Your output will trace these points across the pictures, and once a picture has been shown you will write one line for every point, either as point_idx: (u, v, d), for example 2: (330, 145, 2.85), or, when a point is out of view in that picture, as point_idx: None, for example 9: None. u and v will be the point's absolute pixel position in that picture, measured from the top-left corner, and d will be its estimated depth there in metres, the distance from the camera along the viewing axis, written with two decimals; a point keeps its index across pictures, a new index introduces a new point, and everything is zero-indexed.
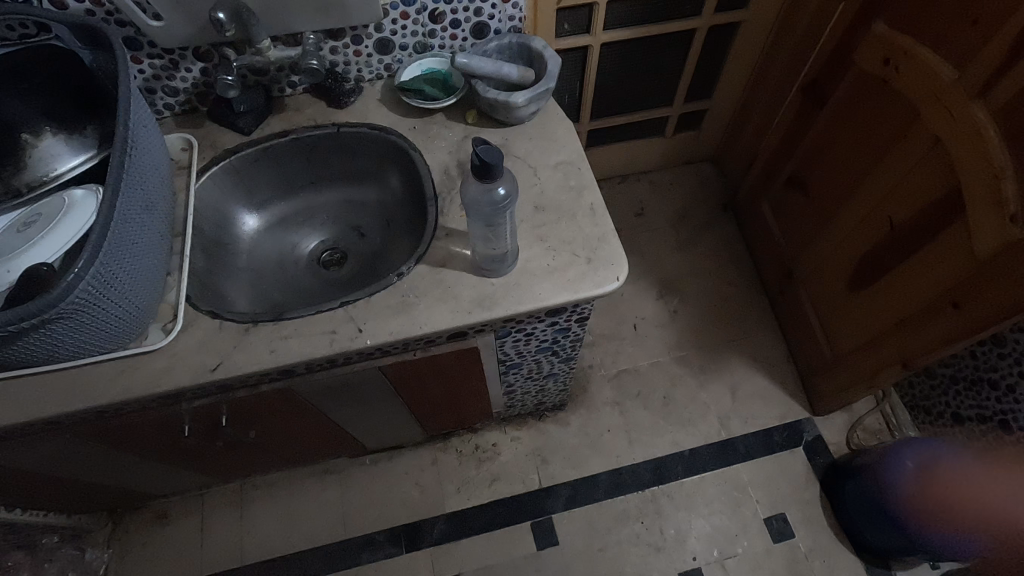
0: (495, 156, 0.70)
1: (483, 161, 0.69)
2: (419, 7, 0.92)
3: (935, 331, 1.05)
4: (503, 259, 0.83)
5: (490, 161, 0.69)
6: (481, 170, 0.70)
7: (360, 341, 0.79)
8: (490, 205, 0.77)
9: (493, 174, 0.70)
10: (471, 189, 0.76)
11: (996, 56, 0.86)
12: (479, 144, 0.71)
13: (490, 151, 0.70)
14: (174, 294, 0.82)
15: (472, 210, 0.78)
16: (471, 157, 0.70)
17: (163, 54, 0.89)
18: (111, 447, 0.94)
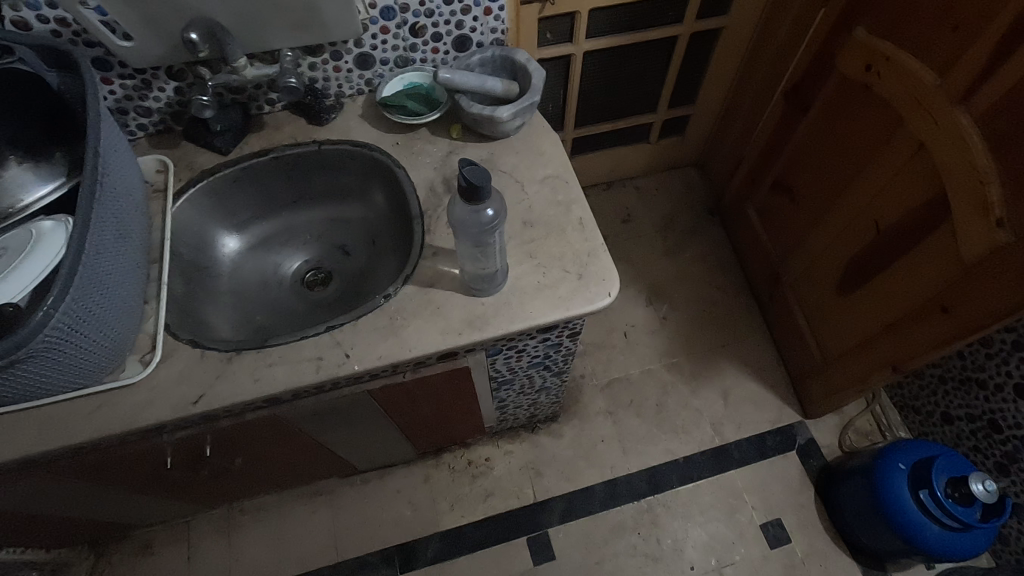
0: (482, 178, 0.68)
1: (470, 183, 0.67)
2: (399, 21, 0.90)
3: (923, 336, 1.05)
4: (492, 277, 0.80)
5: (478, 184, 0.67)
6: (469, 193, 0.68)
7: (347, 367, 0.77)
8: (479, 227, 0.75)
9: (481, 196, 0.69)
10: (459, 211, 0.75)
11: (978, 62, 0.86)
12: (466, 165, 0.69)
13: (477, 172, 0.68)
14: (152, 323, 0.79)
15: (462, 232, 0.76)
16: (458, 180, 0.68)
17: (134, 74, 0.86)
18: (91, 481, 0.90)
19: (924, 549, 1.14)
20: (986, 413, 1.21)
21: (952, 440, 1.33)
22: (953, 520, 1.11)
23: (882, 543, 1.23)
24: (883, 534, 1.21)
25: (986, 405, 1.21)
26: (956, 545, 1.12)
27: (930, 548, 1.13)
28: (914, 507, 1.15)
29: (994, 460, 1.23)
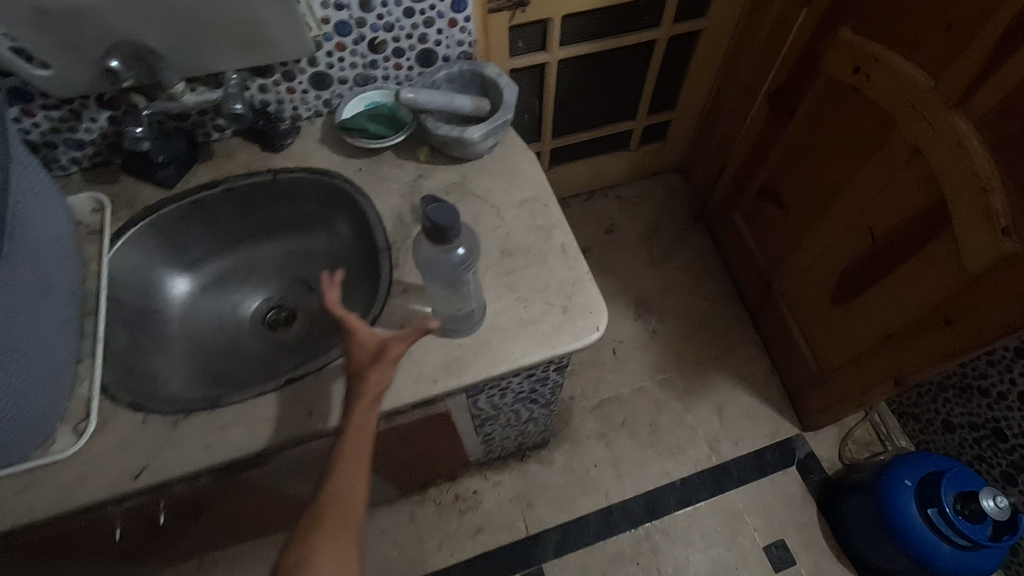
0: (448, 218, 0.60)
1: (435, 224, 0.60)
2: (356, 37, 0.82)
3: (926, 349, 1.00)
4: (469, 317, 0.73)
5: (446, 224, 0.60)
6: (436, 235, 0.61)
7: (310, 426, 0.69)
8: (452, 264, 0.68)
9: (449, 237, 0.61)
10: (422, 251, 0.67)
11: (975, 63, 0.81)
12: (431, 202, 0.61)
13: (442, 211, 0.60)
14: (87, 385, 0.70)
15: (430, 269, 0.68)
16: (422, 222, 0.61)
17: (61, 105, 0.78)
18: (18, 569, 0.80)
19: (935, 570, 1.09)
20: (990, 422, 1.17)
21: (954, 448, 1.29)
22: (964, 539, 1.06)
23: (890, 562, 1.18)
24: (892, 554, 1.16)
25: (990, 414, 1.17)
26: (968, 565, 1.07)
27: (941, 569, 1.08)
28: (924, 526, 1.09)
29: (1001, 469, 1.19)
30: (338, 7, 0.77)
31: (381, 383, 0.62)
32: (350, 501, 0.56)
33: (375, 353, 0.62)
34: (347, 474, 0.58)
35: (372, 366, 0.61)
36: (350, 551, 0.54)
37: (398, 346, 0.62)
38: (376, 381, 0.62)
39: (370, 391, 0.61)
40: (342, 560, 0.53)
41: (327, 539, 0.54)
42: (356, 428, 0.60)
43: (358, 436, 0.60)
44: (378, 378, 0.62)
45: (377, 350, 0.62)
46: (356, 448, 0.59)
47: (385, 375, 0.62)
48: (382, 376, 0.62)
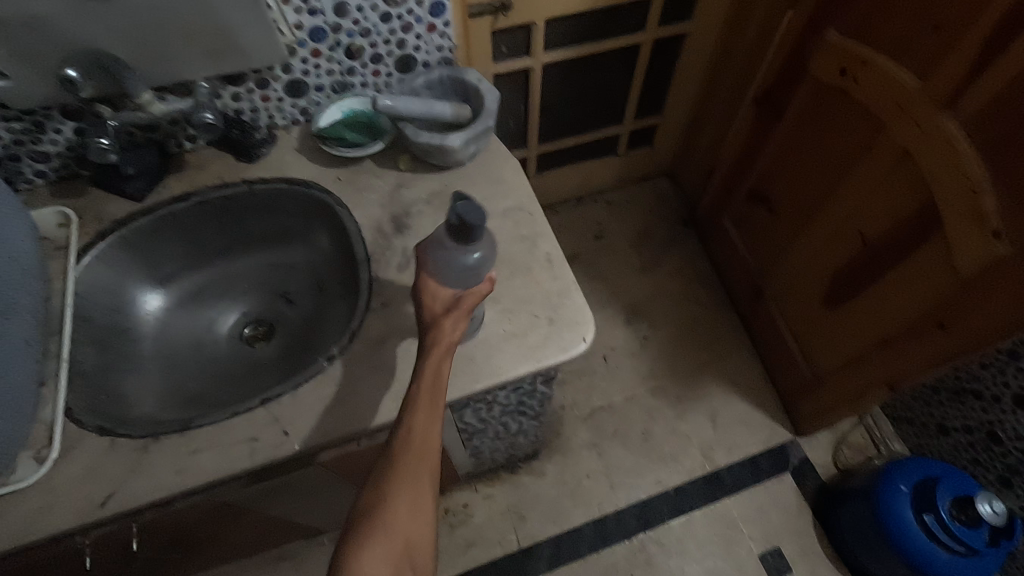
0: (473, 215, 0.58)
1: (461, 221, 0.58)
2: (331, 43, 0.79)
3: (919, 353, 0.98)
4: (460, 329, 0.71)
5: (472, 224, 0.58)
6: (459, 230, 0.59)
7: (286, 448, 0.66)
8: (465, 267, 0.64)
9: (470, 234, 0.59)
10: (438, 244, 0.63)
11: (963, 65, 0.80)
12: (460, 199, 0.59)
13: (470, 208, 0.58)
14: (50, 410, 0.67)
15: (439, 269, 0.64)
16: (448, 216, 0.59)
17: (23, 116, 0.74)
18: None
19: None
20: (984, 425, 1.16)
21: (949, 451, 1.27)
22: (961, 544, 1.05)
23: (889, 570, 1.16)
24: (889, 561, 1.14)
25: (984, 417, 1.16)
26: (967, 572, 1.05)
27: None
28: (920, 533, 1.08)
29: (997, 473, 1.18)
30: (312, 13, 0.75)
31: (454, 332, 0.61)
32: (423, 449, 0.55)
33: (450, 303, 0.63)
34: (423, 420, 0.56)
35: (449, 313, 0.61)
36: (425, 496, 0.54)
37: (474, 297, 0.62)
38: (450, 329, 0.61)
39: (445, 338, 0.61)
40: (417, 504, 0.53)
41: (404, 483, 0.53)
42: (428, 375, 0.59)
43: (431, 382, 0.59)
44: (454, 325, 0.61)
45: (451, 302, 0.63)
46: (428, 395, 0.58)
47: (459, 324, 0.61)
48: (457, 324, 0.61)
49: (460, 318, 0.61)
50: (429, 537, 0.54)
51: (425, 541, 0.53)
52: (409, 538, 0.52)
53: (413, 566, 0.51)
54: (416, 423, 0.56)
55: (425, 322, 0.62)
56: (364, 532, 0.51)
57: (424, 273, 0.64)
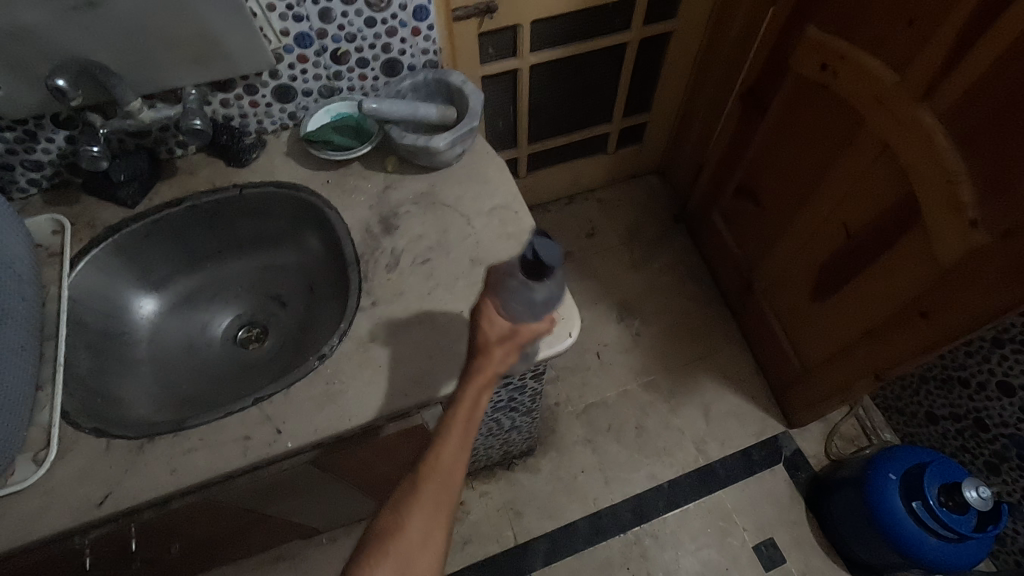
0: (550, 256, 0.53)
1: (538, 260, 0.53)
2: (317, 49, 0.81)
3: (903, 343, 1.00)
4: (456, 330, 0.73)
5: (549, 264, 0.53)
6: (534, 268, 0.54)
7: (279, 445, 0.67)
8: (531, 303, 0.59)
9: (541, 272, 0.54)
10: (504, 273, 0.59)
11: (936, 58, 0.82)
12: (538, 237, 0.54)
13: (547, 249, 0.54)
14: (47, 413, 0.68)
15: (503, 301, 0.59)
16: (522, 251, 0.54)
17: (14, 125, 0.76)
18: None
19: (923, 563, 1.09)
20: (971, 412, 1.18)
21: (938, 440, 1.29)
22: (949, 531, 1.06)
23: (880, 557, 1.18)
24: (880, 548, 1.16)
25: (971, 404, 1.17)
26: (956, 557, 1.07)
27: (929, 562, 1.08)
28: (909, 520, 1.09)
29: (984, 460, 1.19)
30: (297, 19, 0.76)
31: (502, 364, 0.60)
32: (447, 479, 0.53)
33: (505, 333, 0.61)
34: (451, 447, 0.55)
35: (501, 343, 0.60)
36: (439, 526, 0.52)
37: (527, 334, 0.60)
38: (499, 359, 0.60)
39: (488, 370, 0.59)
40: (429, 533, 0.52)
41: (419, 511, 0.52)
42: (467, 400, 0.57)
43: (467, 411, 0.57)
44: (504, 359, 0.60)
45: (507, 331, 0.61)
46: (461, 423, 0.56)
47: (509, 359, 0.61)
48: (506, 357, 0.60)
49: (510, 352, 0.60)
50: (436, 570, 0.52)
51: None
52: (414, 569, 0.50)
53: None
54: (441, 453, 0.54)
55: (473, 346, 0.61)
56: (372, 555, 0.50)
57: (489, 295, 0.60)
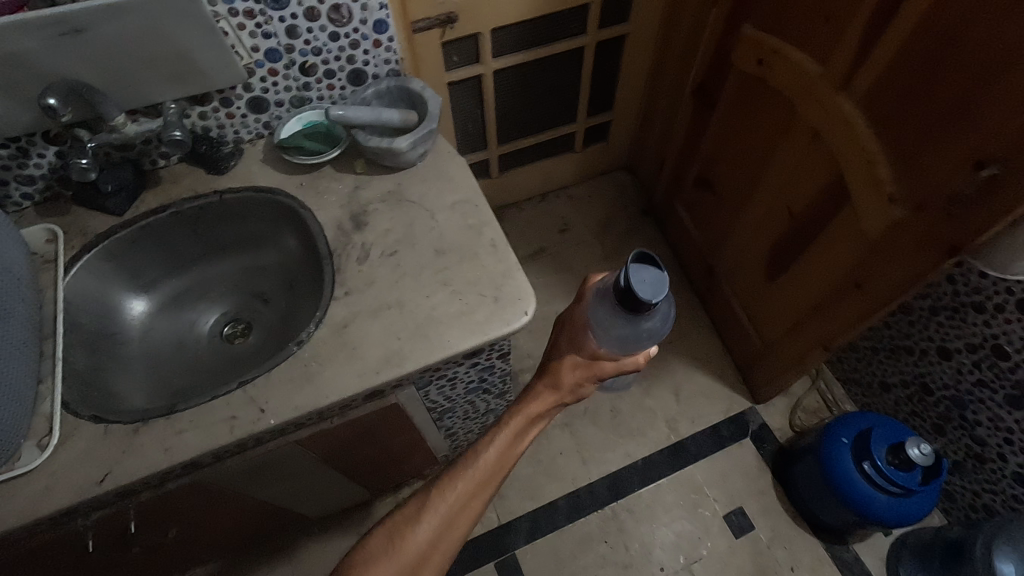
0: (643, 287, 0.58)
1: (628, 289, 0.58)
2: (286, 62, 0.88)
3: (844, 314, 1.07)
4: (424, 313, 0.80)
5: (635, 294, 0.58)
6: (624, 299, 0.58)
7: (263, 422, 0.74)
8: (631, 333, 0.64)
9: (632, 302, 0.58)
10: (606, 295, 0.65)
11: (850, 50, 0.90)
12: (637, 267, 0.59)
13: (643, 280, 0.58)
14: (49, 402, 0.74)
15: (593, 320, 0.67)
16: (621, 275, 0.59)
17: (8, 143, 0.82)
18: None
19: (876, 519, 1.17)
20: (917, 378, 1.26)
21: (891, 407, 1.38)
22: (897, 487, 1.14)
23: (840, 518, 1.26)
24: (838, 509, 1.24)
25: (917, 370, 1.26)
26: (905, 512, 1.15)
27: (881, 518, 1.16)
28: (861, 479, 1.18)
29: (931, 422, 1.28)
30: (266, 36, 0.83)
31: (567, 396, 0.71)
32: (478, 487, 0.66)
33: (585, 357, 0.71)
34: (488, 459, 0.67)
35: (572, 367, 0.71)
36: (458, 523, 0.65)
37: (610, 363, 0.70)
38: (564, 394, 0.71)
39: (538, 410, 0.70)
40: (447, 527, 0.65)
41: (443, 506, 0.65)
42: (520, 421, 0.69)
43: (504, 448, 0.68)
44: (572, 393, 0.71)
45: (590, 356, 0.70)
46: (491, 461, 0.67)
47: (582, 387, 0.72)
48: (578, 385, 0.71)
49: (582, 382, 0.70)
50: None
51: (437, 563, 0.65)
52: (422, 554, 0.63)
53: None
54: (462, 483, 0.66)
55: (541, 379, 0.72)
56: (396, 536, 0.64)
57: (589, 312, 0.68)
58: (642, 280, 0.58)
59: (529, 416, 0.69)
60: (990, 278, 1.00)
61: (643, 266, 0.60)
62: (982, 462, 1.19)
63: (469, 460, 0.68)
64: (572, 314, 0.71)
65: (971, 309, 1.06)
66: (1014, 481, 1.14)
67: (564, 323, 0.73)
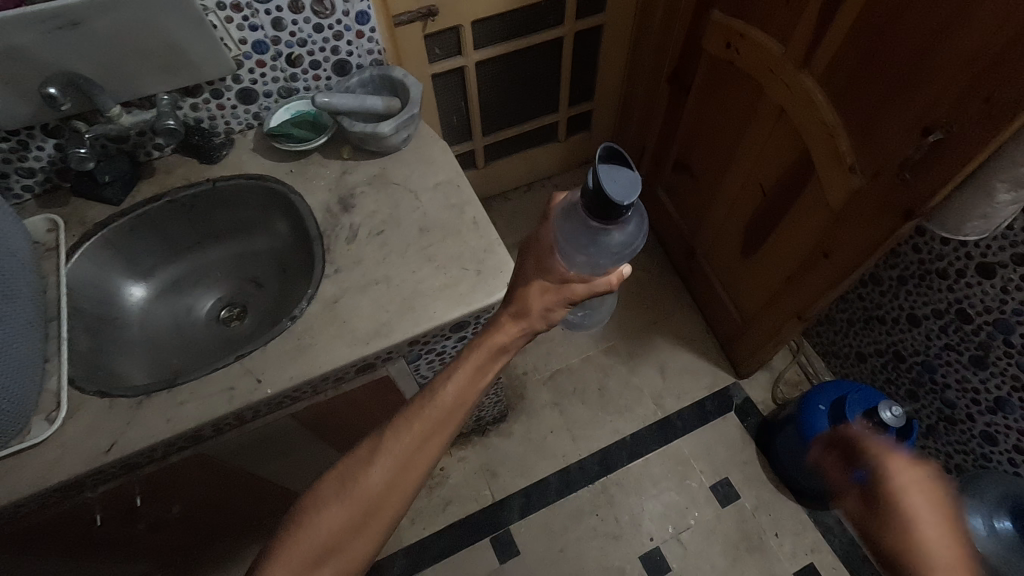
0: (618, 187, 0.53)
1: (600, 191, 0.53)
2: (273, 54, 0.92)
3: (814, 283, 1.12)
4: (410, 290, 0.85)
5: (607, 194, 0.52)
6: (596, 204, 0.53)
7: (259, 392, 0.78)
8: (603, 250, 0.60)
9: (608, 205, 0.53)
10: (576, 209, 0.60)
11: (808, 29, 0.95)
12: (607, 166, 0.54)
13: (617, 181, 0.53)
14: (55, 379, 0.78)
15: (562, 237, 0.63)
16: (590, 177, 0.54)
17: (9, 136, 0.86)
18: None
19: None
20: (890, 345, 1.31)
21: (867, 376, 1.43)
22: None
23: (821, 484, 1.31)
24: (818, 474, 1.29)
25: (888, 338, 1.31)
26: None
27: None
28: None
29: (905, 388, 1.33)
30: (253, 28, 0.88)
31: (537, 323, 0.67)
32: (436, 428, 0.64)
33: (554, 281, 0.66)
34: (446, 399, 0.64)
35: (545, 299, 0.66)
36: (414, 467, 0.63)
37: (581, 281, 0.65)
38: (534, 321, 0.67)
39: (503, 341, 0.66)
40: (403, 471, 0.62)
41: (397, 449, 0.63)
42: (483, 354, 0.66)
43: (464, 385, 0.65)
44: (542, 318, 0.67)
45: (560, 280, 0.65)
46: (449, 400, 0.64)
47: (553, 312, 0.67)
48: (549, 311, 0.67)
49: (553, 306, 0.65)
50: (393, 519, 0.63)
51: (395, 508, 0.63)
52: (376, 498, 0.62)
53: (368, 522, 0.62)
54: (419, 423, 0.63)
55: (507, 309, 0.68)
56: (347, 480, 0.62)
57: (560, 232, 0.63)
58: (616, 181, 0.53)
59: (491, 349, 0.66)
60: (952, 244, 1.05)
61: (615, 165, 0.55)
62: (954, 424, 1.25)
63: (427, 400, 0.65)
64: (537, 236, 0.66)
65: (935, 275, 1.11)
66: (983, 439, 1.19)
67: (530, 247, 0.67)
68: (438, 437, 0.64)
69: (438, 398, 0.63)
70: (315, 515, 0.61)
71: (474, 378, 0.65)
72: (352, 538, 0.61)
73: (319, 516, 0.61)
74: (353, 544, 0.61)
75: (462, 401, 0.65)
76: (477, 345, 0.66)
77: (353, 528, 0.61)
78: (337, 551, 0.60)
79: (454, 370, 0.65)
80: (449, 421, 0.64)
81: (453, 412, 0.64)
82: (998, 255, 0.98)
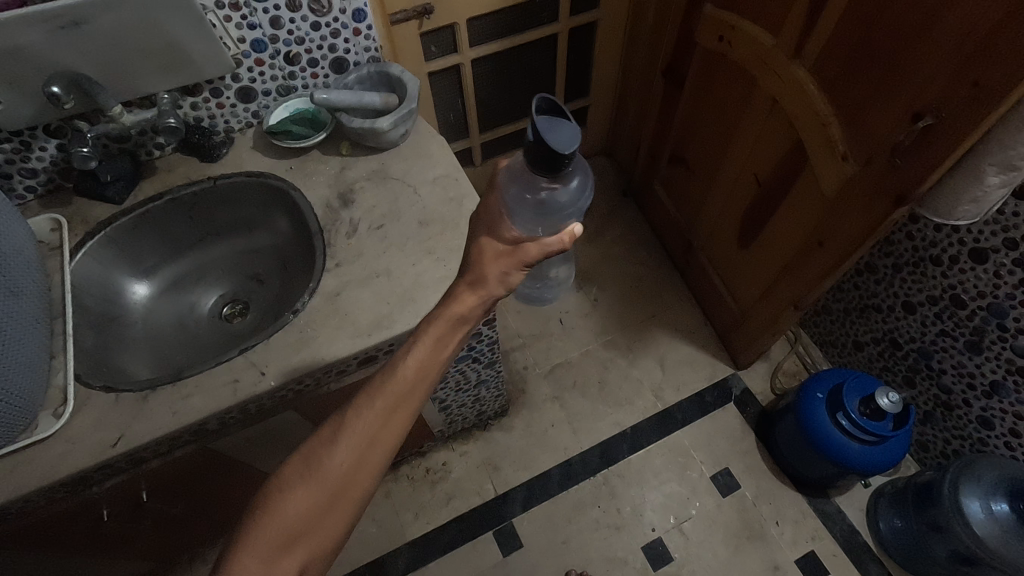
0: (556, 137, 0.57)
1: (541, 143, 0.57)
2: (272, 52, 0.94)
3: (810, 271, 1.13)
4: (409, 282, 0.86)
5: (547, 143, 0.57)
6: (541, 155, 0.58)
7: (263, 384, 0.79)
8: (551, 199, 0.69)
9: (551, 154, 0.57)
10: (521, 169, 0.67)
11: (799, 20, 0.96)
12: (545, 120, 0.58)
13: (556, 132, 0.57)
14: (62, 375, 0.79)
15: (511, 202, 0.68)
16: (530, 133, 0.58)
17: (11, 137, 0.87)
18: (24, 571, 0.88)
19: (852, 468, 1.23)
20: (886, 333, 1.33)
21: (864, 364, 1.44)
22: (871, 435, 1.20)
23: (820, 471, 1.32)
24: (817, 462, 1.30)
25: (884, 326, 1.32)
26: (879, 458, 1.22)
27: (856, 466, 1.22)
28: (835, 430, 1.24)
29: (902, 375, 1.34)
30: (252, 27, 0.89)
31: (495, 290, 0.67)
32: (397, 404, 0.64)
33: (507, 245, 0.66)
34: (407, 375, 0.64)
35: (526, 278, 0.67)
36: (378, 443, 0.63)
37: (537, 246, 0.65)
38: (491, 288, 0.66)
39: (461, 311, 0.66)
40: (368, 449, 0.63)
41: (360, 427, 0.63)
42: (437, 329, 0.66)
43: (424, 358, 0.65)
44: (499, 283, 0.66)
45: (513, 243, 0.66)
46: (409, 374, 0.64)
47: (510, 276, 0.67)
48: (506, 276, 0.67)
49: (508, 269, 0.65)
50: (364, 496, 0.63)
51: (365, 486, 0.63)
52: (343, 477, 0.62)
53: (339, 502, 0.62)
54: (381, 399, 0.63)
55: (462, 279, 0.68)
56: (312, 462, 0.62)
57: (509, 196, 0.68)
58: (557, 132, 0.58)
59: (448, 321, 0.66)
60: (945, 230, 1.07)
61: (554, 118, 0.59)
62: (950, 409, 1.26)
63: (387, 375, 0.65)
64: (487, 205, 0.69)
65: (928, 261, 1.13)
66: (979, 424, 1.21)
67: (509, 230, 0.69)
68: (399, 412, 0.64)
69: (399, 373, 0.64)
70: (282, 498, 0.61)
71: (434, 354, 0.65)
72: (321, 517, 0.61)
73: (284, 500, 0.61)
74: (323, 523, 0.61)
75: (420, 374, 0.65)
76: (435, 320, 0.66)
77: (321, 508, 0.61)
78: (307, 533, 0.60)
79: (413, 344, 0.66)
80: (407, 394, 0.64)
81: (413, 386, 0.65)
82: (990, 240, 0.99)
